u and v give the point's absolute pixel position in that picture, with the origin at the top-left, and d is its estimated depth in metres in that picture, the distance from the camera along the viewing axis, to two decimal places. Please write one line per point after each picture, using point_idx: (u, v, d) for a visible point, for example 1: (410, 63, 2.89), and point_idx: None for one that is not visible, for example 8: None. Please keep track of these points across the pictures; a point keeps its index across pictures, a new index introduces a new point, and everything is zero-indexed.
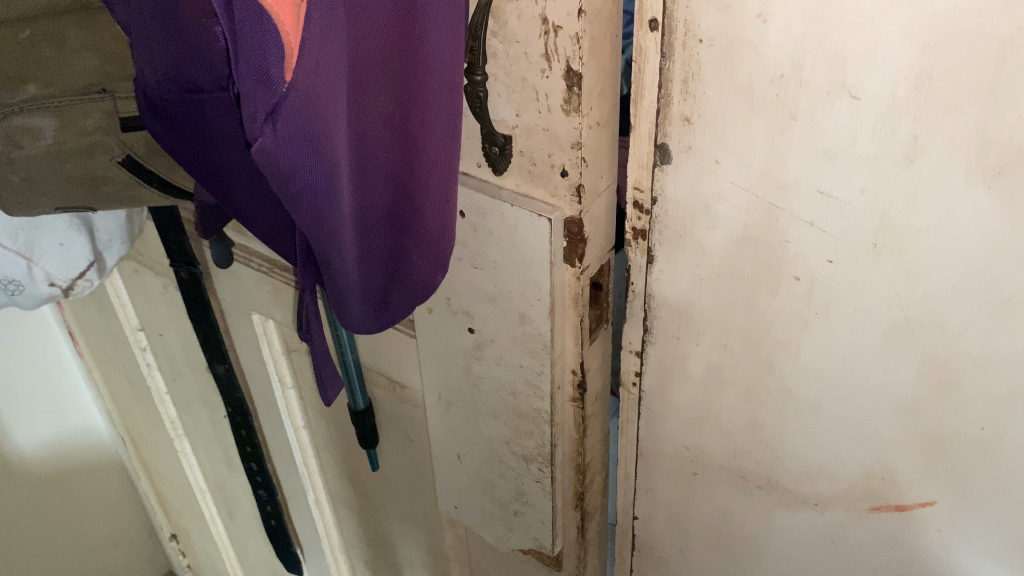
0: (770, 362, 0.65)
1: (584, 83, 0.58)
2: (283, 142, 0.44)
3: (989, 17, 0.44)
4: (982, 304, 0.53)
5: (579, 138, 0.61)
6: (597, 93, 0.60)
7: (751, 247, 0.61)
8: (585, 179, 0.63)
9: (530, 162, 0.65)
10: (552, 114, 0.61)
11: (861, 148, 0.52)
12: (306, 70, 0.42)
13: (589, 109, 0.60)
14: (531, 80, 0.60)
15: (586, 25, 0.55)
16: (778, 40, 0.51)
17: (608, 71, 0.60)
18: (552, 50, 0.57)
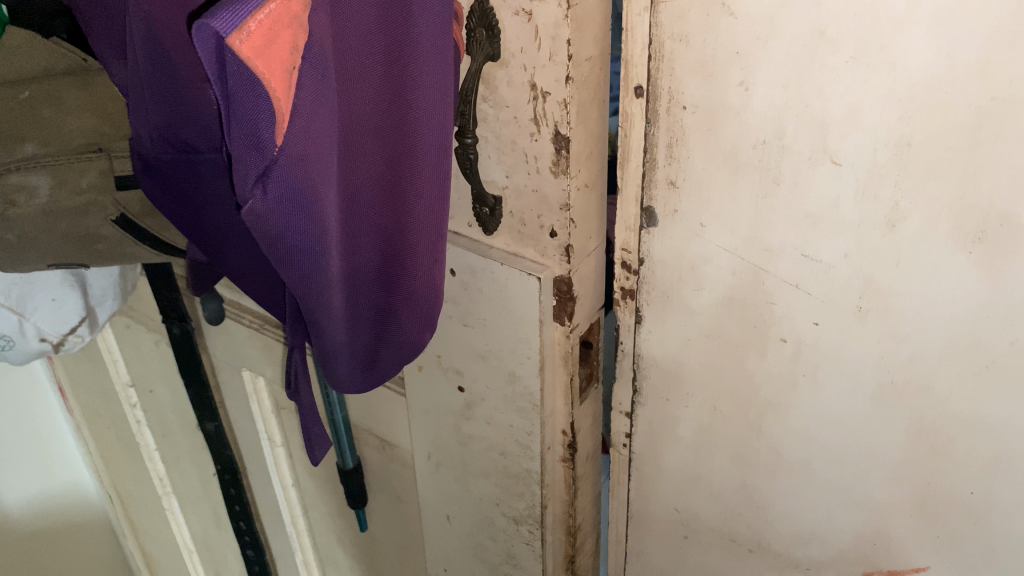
0: (759, 424, 0.65)
1: (572, 146, 0.59)
2: (274, 205, 0.44)
3: (963, 87, 0.45)
4: (966, 368, 0.54)
5: (568, 199, 0.62)
6: (586, 157, 0.61)
7: (738, 309, 0.61)
8: (574, 240, 0.64)
9: (520, 222, 0.65)
10: (541, 176, 0.62)
11: (845, 214, 0.53)
12: (296, 135, 0.43)
13: (577, 171, 0.61)
14: (521, 144, 0.61)
15: (573, 91, 0.57)
16: (761, 108, 0.52)
17: (596, 135, 0.62)
18: (540, 115, 0.59)
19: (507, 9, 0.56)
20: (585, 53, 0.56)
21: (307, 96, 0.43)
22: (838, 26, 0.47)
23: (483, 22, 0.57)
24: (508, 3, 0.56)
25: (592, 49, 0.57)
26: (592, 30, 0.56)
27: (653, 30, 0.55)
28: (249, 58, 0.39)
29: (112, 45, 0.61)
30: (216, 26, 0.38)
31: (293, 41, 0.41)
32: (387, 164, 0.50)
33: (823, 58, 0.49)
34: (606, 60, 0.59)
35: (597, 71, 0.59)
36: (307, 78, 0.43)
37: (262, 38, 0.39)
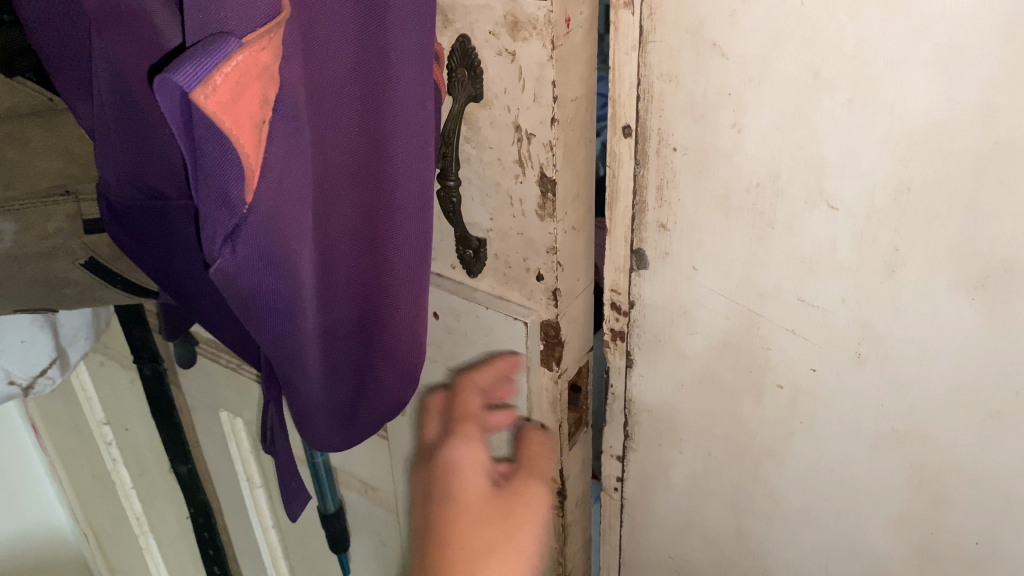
0: (755, 471, 0.63)
1: (559, 189, 0.57)
2: (244, 264, 0.42)
3: (964, 129, 0.44)
4: (970, 418, 0.51)
5: (555, 243, 0.59)
6: (573, 199, 0.59)
7: (731, 354, 0.59)
8: (561, 283, 0.62)
9: (506, 265, 0.63)
10: (527, 219, 0.59)
11: (842, 259, 0.51)
12: (266, 190, 0.41)
13: (564, 214, 0.59)
14: (506, 186, 0.59)
15: (559, 132, 0.55)
16: (753, 151, 0.51)
17: (583, 176, 0.59)
18: (525, 157, 0.57)
19: (488, 49, 0.54)
20: (570, 94, 0.54)
21: (277, 150, 0.40)
22: (833, 68, 0.45)
23: (465, 61, 0.55)
24: (490, 43, 0.54)
25: (578, 89, 0.55)
26: (579, 70, 0.54)
27: (641, 70, 0.53)
28: (214, 113, 0.36)
29: (77, 88, 0.59)
30: (179, 79, 0.35)
31: (262, 94, 0.38)
32: (360, 216, 0.49)
33: (818, 100, 0.47)
34: (593, 99, 0.57)
35: (583, 112, 0.57)
36: (276, 130, 0.40)
37: (228, 93, 0.36)
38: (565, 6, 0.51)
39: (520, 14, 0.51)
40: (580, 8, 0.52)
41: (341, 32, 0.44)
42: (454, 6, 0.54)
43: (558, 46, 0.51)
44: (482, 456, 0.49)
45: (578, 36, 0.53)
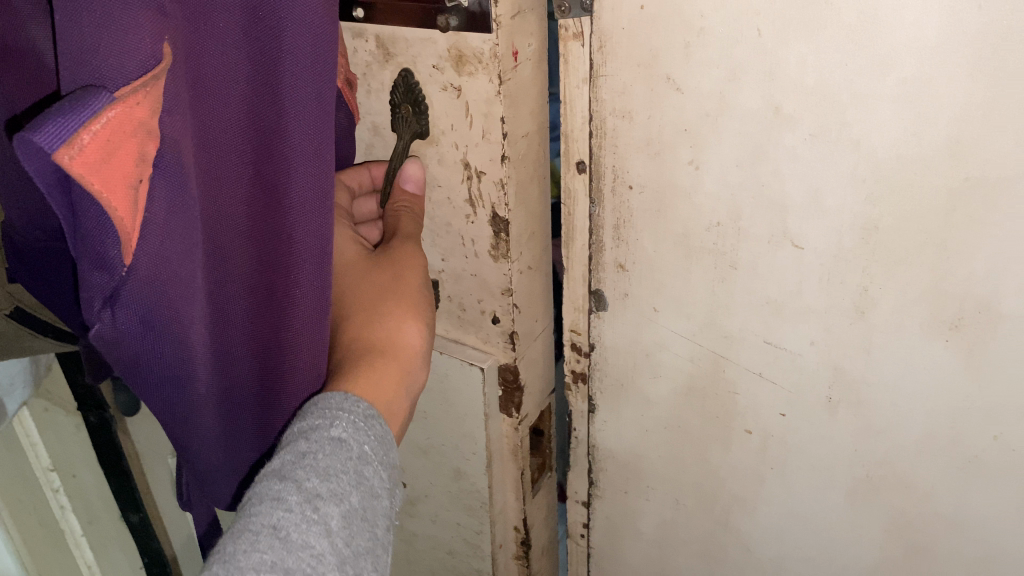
0: (725, 520, 0.60)
1: (512, 229, 0.54)
2: (125, 328, 0.39)
3: (933, 166, 0.41)
4: (947, 465, 0.49)
5: (510, 284, 0.56)
6: (527, 238, 0.56)
7: (698, 399, 0.56)
8: (519, 326, 0.58)
9: (460, 307, 0.60)
10: (480, 260, 0.56)
11: (809, 300, 0.48)
12: (147, 253, 0.38)
13: (518, 254, 0.56)
14: (459, 225, 0.56)
15: (510, 169, 0.52)
16: (712, 188, 0.48)
17: (536, 214, 0.57)
18: (476, 195, 0.54)
19: (433, 83, 0.51)
20: (521, 130, 0.51)
21: (158, 209, 0.37)
22: (794, 102, 0.43)
23: (409, 97, 0.52)
24: (434, 77, 0.51)
25: (528, 125, 0.52)
26: (528, 105, 0.52)
27: (593, 105, 0.50)
28: (81, 174, 0.32)
29: None
30: (40, 139, 0.31)
31: (140, 151, 0.35)
32: (256, 274, 0.46)
33: (780, 135, 0.44)
34: (544, 135, 0.55)
35: (534, 148, 0.54)
36: (158, 189, 0.37)
37: (98, 153, 0.32)
38: (512, 39, 0.48)
39: (464, 47, 0.48)
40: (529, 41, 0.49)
41: (233, 72, 0.41)
42: (395, 38, 0.51)
43: (505, 81, 0.48)
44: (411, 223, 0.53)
45: (527, 71, 0.51)
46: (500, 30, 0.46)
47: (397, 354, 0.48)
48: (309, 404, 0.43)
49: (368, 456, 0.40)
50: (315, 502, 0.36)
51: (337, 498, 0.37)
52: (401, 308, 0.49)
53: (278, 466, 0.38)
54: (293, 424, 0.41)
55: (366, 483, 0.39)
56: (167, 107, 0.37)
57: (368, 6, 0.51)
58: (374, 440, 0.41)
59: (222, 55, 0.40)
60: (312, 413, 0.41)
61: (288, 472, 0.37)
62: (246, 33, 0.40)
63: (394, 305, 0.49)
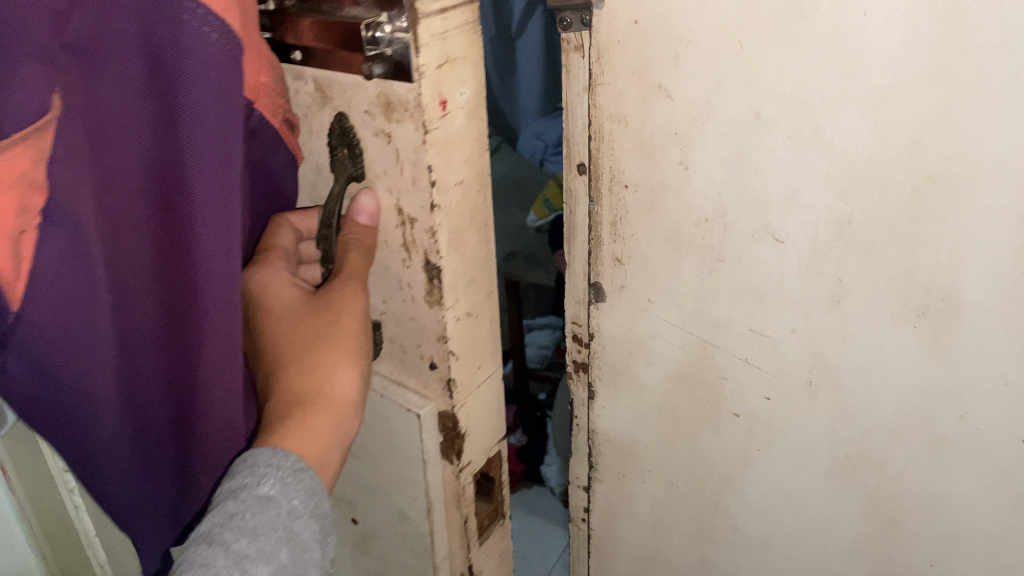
0: (715, 500, 0.64)
1: (445, 277, 0.56)
2: (17, 374, 0.45)
3: (899, 165, 0.45)
4: (917, 442, 0.53)
5: (445, 331, 0.58)
6: (463, 284, 0.58)
7: (689, 384, 0.60)
8: (455, 372, 0.61)
9: (402, 350, 0.62)
10: (416, 305, 0.58)
11: (789, 290, 0.53)
12: (33, 304, 0.43)
13: (453, 301, 0.58)
14: (396, 270, 0.58)
15: (441, 218, 0.54)
16: (701, 187, 0.52)
17: (472, 259, 0.59)
18: (410, 242, 0.55)
19: (366, 128, 0.53)
20: (452, 176, 0.53)
21: (44, 263, 0.43)
22: (774, 108, 0.47)
23: (344, 141, 0.55)
24: (368, 122, 0.53)
25: (462, 172, 0.54)
26: (462, 149, 0.54)
27: (591, 110, 0.54)
28: None
29: None
30: None
31: (20, 202, 0.41)
32: (164, 315, 0.50)
33: (760, 138, 0.49)
34: (481, 177, 0.57)
35: (468, 193, 0.56)
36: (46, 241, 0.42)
37: None
38: (439, 88, 0.50)
39: (392, 95, 0.50)
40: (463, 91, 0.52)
41: (134, 125, 0.44)
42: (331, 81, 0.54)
43: (432, 129, 0.50)
44: (357, 266, 0.55)
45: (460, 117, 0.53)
46: (425, 79, 0.49)
47: (320, 404, 0.51)
48: (242, 458, 0.47)
49: (297, 510, 0.46)
50: (243, 563, 0.42)
51: (264, 558, 0.43)
52: (328, 354, 0.52)
53: (208, 529, 0.43)
54: (225, 482, 0.46)
55: (296, 537, 0.45)
56: (56, 158, 0.42)
57: (311, 55, 0.53)
58: (302, 493, 0.47)
59: (121, 111, 0.44)
60: (242, 471, 0.46)
61: (216, 536, 0.42)
62: (149, 82, 0.43)
63: (328, 350, 0.52)
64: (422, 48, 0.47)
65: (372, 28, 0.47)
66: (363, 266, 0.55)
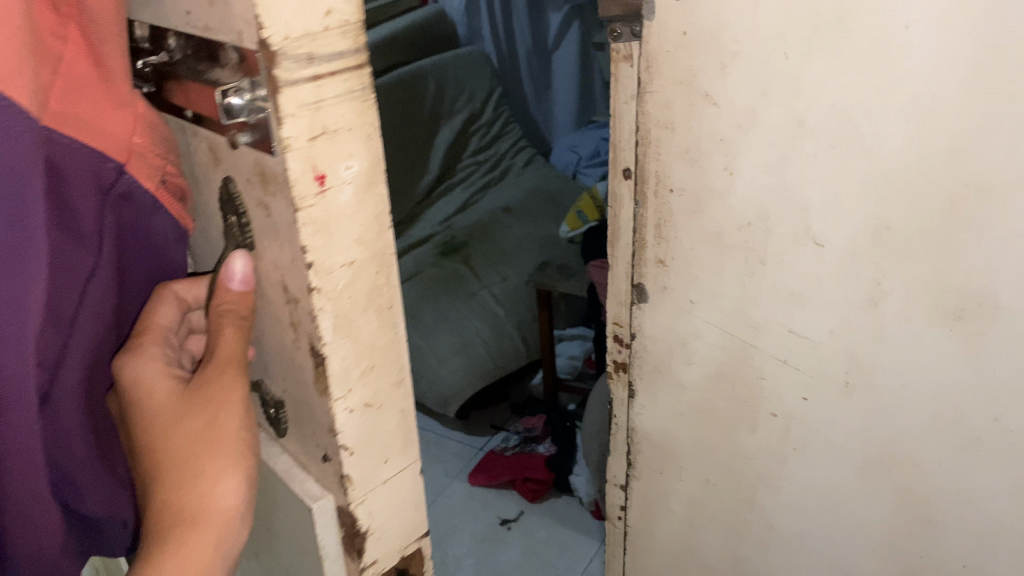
0: (752, 497, 0.66)
1: (337, 369, 0.36)
2: None
3: (936, 172, 0.47)
4: (950, 442, 0.54)
5: (336, 427, 0.37)
6: (360, 371, 0.37)
7: (727, 384, 0.63)
8: (352, 472, 0.39)
9: (302, 434, 0.41)
10: (307, 391, 0.38)
11: (828, 293, 0.55)
12: None
13: (351, 389, 0.37)
14: (285, 350, 0.38)
15: (324, 301, 0.34)
16: (744, 192, 0.55)
17: (375, 344, 0.37)
18: (295, 320, 0.36)
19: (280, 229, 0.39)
20: (341, 257, 0.34)
21: None
22: (816, 117, 0.50)
23: (231, 207, 0.36)
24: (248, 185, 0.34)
25: (356, 248, 0.34)
26: (357, 228, 0.34)
27: (640, 117, 0.57)
28: None
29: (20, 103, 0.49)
30: None
31: None
32: None
33: (802, 145, 0.51)
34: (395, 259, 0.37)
35: (366, 273, 0.35)
36: None
37: None
38: (316, 158, 0.31)
39: (267, 162, 0.32)
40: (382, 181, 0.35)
41: None
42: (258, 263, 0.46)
43: (303, 209, 0.32)
44: (228, 348, 0.37)
45: (348, 196, 0.33)
46: (290, 154, 0.31)
47: (201, 526, 0.35)
48: None
49: None
50: None
51: None
52: (215, 458, 0.36)
53: None
54: None
55: None
56: None
57: (186, 128, 0.37)
58: None
59: None
60: None
61: None
62: None
63: (201, 463, 0.36)
64: (285, 118, 0.30)
65: (224, 95, 0.30)
66: (233, 358, 0.37)
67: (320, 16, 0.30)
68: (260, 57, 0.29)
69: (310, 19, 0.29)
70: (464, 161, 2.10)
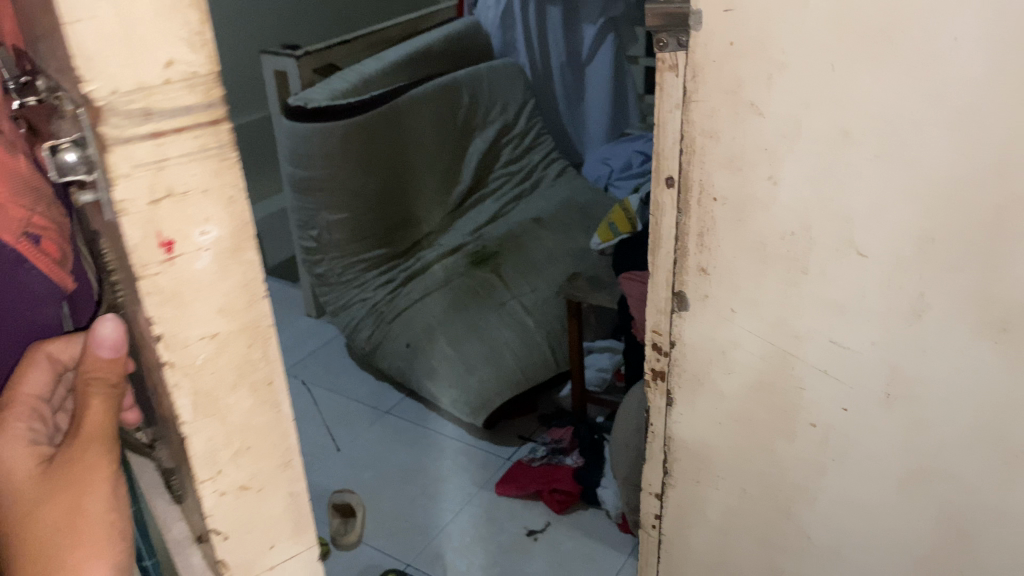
0: (788, 508, 0.67)
1: (198, 450, 0.36)
2: None
3: (981, 183, 0.47)
4: (992, 457, 0.54)
5: (204, 510, 0.38)
6: (231, 452, 0.37)
7: (767, 394, 0.63)
8: (227, 553, 0.40)
9: (189, 502, 0.43)
10: (185, 466, 0.39)
11: (871, 303, 0.55)
12: None
13: (220, 471, 0.37)
14: (165, 418, 0.39)
15: (180, 375, 0.34)
16: (788, 201, 0.55)
17: (249, 425, 0.37)
18: (162, 395, 0.36)
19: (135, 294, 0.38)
20: (199, 329, 0.34)
21: None
22: (861, 126, 0.50)
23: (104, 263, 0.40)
24: (115, 245, 0.35)
25: (215, 324, 0.34)
26: (219, 297, 0.34)
27: (684, 125, 0.57)
28: None
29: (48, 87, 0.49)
30: None
31: None
32: None
33: (847, 155, 0.51)
34: (271, 331, 0.36)
35: (233, 348, 0.35)
36: None
37: None
38: (159, 223, 0.31)
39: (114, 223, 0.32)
40: (248, 247, 0.34)
41: None
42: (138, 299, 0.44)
43: (146, 275, 0.32)
44: (96, 422, 0.37)
45: (206, 262, 0.33)
46: (127, 217, 0.30)
47: None
48: None
49: None
50: None
51: None
52: (79, 552, 0.36)
53: None
54: None
55: None
56: None
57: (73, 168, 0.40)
58: None
59: None
60: None
61: None
62: None
63: (64, 552, 0.36)
64: (118, 178, 0.30)
65: (56, 149, 0.31)
66: (100, 431, 0.37)
67: (156, 68, 0.29)
68: (87, 112, 0.29)
69: (143, 71, 0.29)
70: (495, 173, 2.11)
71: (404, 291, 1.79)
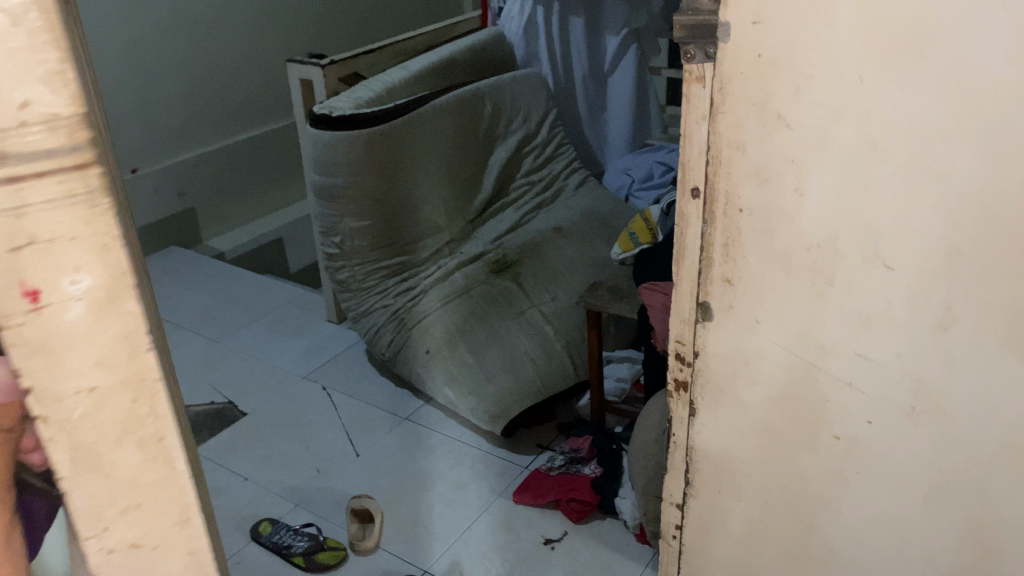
0: (811, 521, 0.66)
1: (76, 506, 0.40)
2: None
3: (1010, 196, 0.47)
4: (1019, 473, 0.54)
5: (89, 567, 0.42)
6: (118, 509, 0.41)
7: (791, 405, 0.63)
8: None
9: None
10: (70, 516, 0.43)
11: (896, 315, 0.55)
12: None
13: (102, 527, 0.41)
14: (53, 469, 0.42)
15: (54, 430, 0.38)
16: (814, 212, 0.55)
17: (140, 482, 0.41)
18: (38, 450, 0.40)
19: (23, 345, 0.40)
20: (74, 383, 0.38)
21: None
22: (888, 139, 0.50)
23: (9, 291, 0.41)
24: None
25: (90, 376, 0.38)
26: (94, 350, 0.38)
27: (711, 136, 0.57)
28: None
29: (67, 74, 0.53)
30: None
31: None
32: None
33: (874, 167, 0.51)
34: (159, 387, 0.40)
35: (115, 402, 0.39)
36: None
37: None
38: (24, 274, 0.35)
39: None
40: (127, 298, 0.38)
41: None
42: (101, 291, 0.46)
43: (11, 326, 0.36)
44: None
45: (78, 312, 0.37)
46: None
47: None
48: None
49: None
50: None
51: None
52: None
53: None
54: None
55: None
56: None
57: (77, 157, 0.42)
58: None
59: None
60: None
61: None
62: None
63: None
64: None
65: None
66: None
67: (14, 110, 0.33)
68: None
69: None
70: (516, 181, 2.11)
71: (423, 298, 1.80)
